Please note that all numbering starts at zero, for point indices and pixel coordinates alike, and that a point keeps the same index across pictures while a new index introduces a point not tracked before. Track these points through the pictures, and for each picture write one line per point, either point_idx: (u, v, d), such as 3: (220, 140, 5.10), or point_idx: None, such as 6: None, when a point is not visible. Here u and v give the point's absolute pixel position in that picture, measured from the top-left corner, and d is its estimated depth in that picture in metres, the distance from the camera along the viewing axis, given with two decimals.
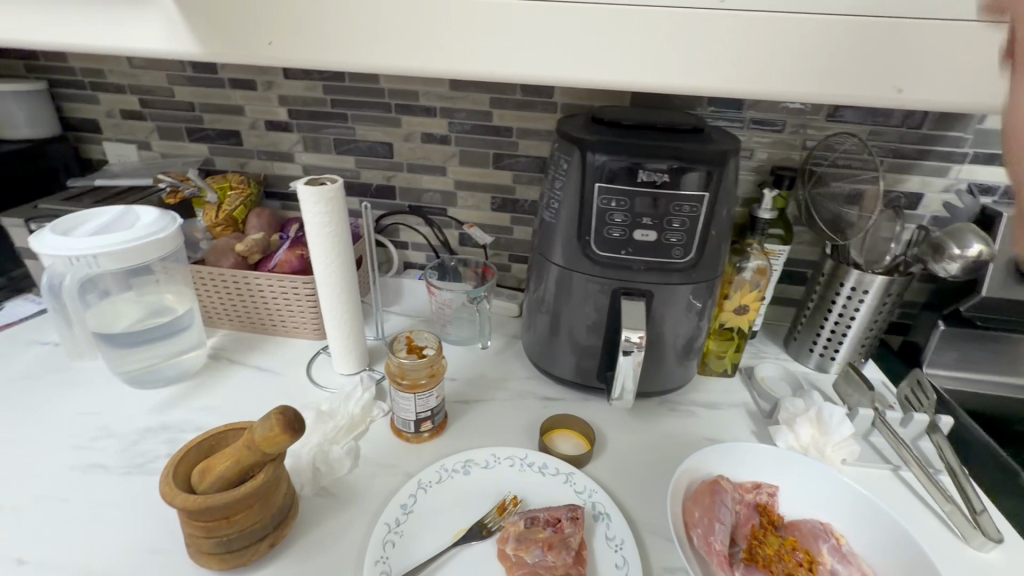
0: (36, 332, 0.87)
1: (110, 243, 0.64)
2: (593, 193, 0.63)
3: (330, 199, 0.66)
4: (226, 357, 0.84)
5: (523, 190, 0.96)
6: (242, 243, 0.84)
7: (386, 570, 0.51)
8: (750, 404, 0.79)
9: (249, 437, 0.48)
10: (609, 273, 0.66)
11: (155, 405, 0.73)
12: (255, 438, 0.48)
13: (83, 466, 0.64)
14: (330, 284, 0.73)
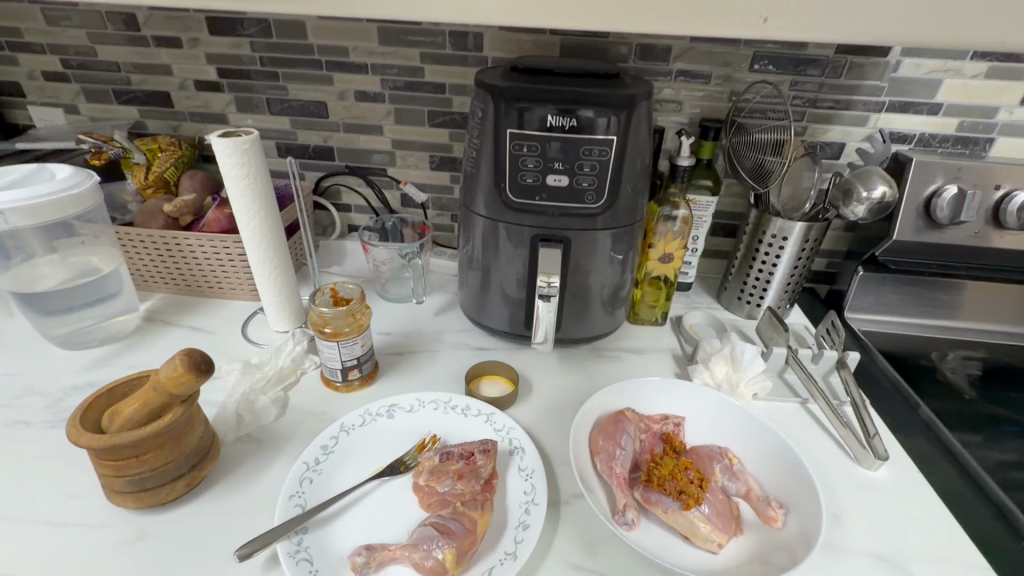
0: None
1: (18, 198, 0.63)
2: (506, 140, 0.64)
3: (245, 151, 0.66)
4: (160, 319, 0.84)
5: (460, 148, 0.96)
6: (171, 204, 0.83)
7: (301, 502, 0.53)
8: (676, 349, 0.83)
9: (155, 378, 0.49)
10: (527, 219, 0.67)
11: (83, 365, 0.73)
12: (162, 378, 0.48)
13: (5, 422, 0.64)
14: (256, 240, 0.73)
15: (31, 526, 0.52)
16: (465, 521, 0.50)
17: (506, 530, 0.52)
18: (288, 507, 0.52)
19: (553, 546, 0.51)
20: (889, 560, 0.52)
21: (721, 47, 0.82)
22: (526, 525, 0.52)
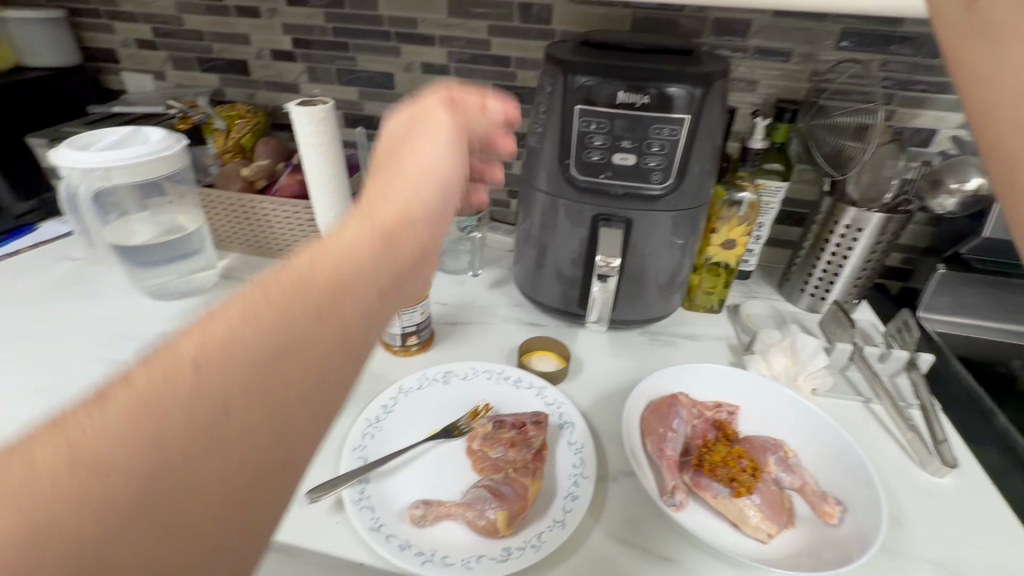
0: (67, 249, 0.94)
1: (116, 157, 0.68)
2: (573, 116, 0.63)
3: (321, 120, 0.69)
4: (236, 277, 0.90)
5: (522, 123, 0.96)
6: (249, 169, 0.89)
7: (362, 455, 0.57)
8: (731, 338, 0.81)
9: None
10: (590, 197, 0.67)
11: (170, 315, 0.80)
12: None
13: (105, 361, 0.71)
14: (326, 206, 0.76)
15: None
16: (516, 487, 0.52)
17: (555, 500, 0.53)
18: (351, 458, 0.56)
19: (599, 518, 0.53)
20: (947, 567, 0.51)
21: (804, 22, 0.77)
22: (575, 496, 0.53)
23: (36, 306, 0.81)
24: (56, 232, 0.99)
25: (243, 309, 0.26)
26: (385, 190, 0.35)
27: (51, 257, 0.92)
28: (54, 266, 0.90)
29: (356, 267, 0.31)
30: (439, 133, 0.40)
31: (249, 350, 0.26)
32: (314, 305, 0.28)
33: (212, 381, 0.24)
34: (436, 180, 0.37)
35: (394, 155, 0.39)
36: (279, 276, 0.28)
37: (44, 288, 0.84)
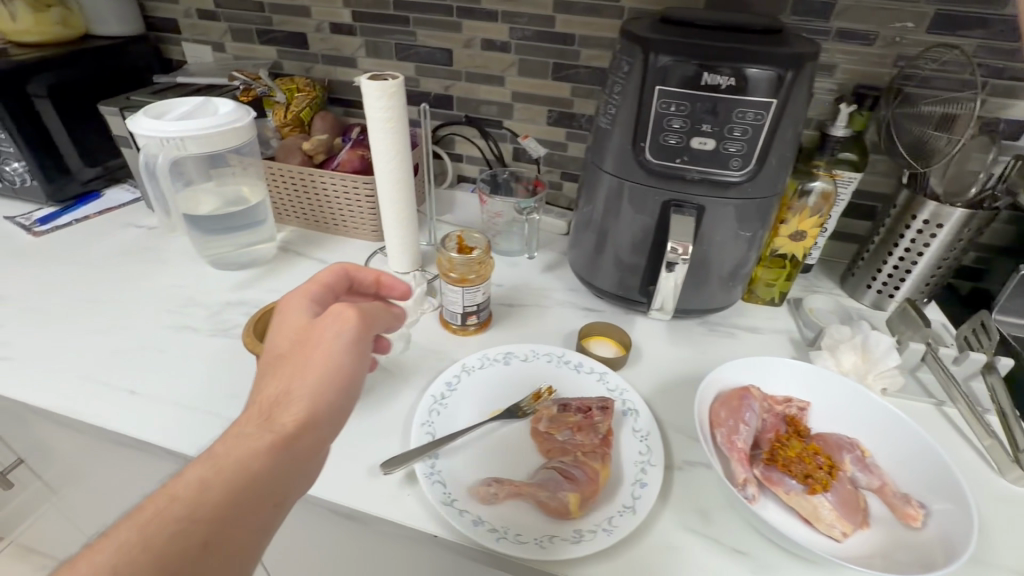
0: (132, 216, 0.97)
1: (189, 127, 0.69)
2: (652, 98, 0.61)
3: (391, 94, 0.69)
4: (294, 250, 0.91)
5: (581, 104, 0.94)
6: (309, 143, 0.89)
7: (430, 431, 0.58)
8: (793, 332, 0.79)
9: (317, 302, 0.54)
10: (662, 182, 0.65)
11: (234, 284, 0.81)
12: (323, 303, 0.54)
13: (177, 325, 0.72)
14: (391, 181, 0.76)
15: (209, 419, 0.60)
16: (587, 470, 0.52)
17: (623, 485, 0.53)
18: (421, 434, 0.57)
19: (668, 505, 0.53)
20: None
21: (894, 3, 0.73)
22: (644, 483, 0.53)
23: (107, 270, 0.83)
24: (121, 200, 1.02)
25: (164, 503, 0.39)
26: (271, 391, 0.46)
27: (117, 223, 0.94)
28: (121, 233, 0.92)
29: (250, 448, 0.42)
30: (323, 321, 0.48)
31: (154, 529, 0.38)
32: (209, 493, 0.40)
33: (142, 552, 0.37)
34: (309, 363, 0.46)
35: (283, 348, 0.49)
36: (178, 494, 0.40)
37: (113, 253, 0.87)
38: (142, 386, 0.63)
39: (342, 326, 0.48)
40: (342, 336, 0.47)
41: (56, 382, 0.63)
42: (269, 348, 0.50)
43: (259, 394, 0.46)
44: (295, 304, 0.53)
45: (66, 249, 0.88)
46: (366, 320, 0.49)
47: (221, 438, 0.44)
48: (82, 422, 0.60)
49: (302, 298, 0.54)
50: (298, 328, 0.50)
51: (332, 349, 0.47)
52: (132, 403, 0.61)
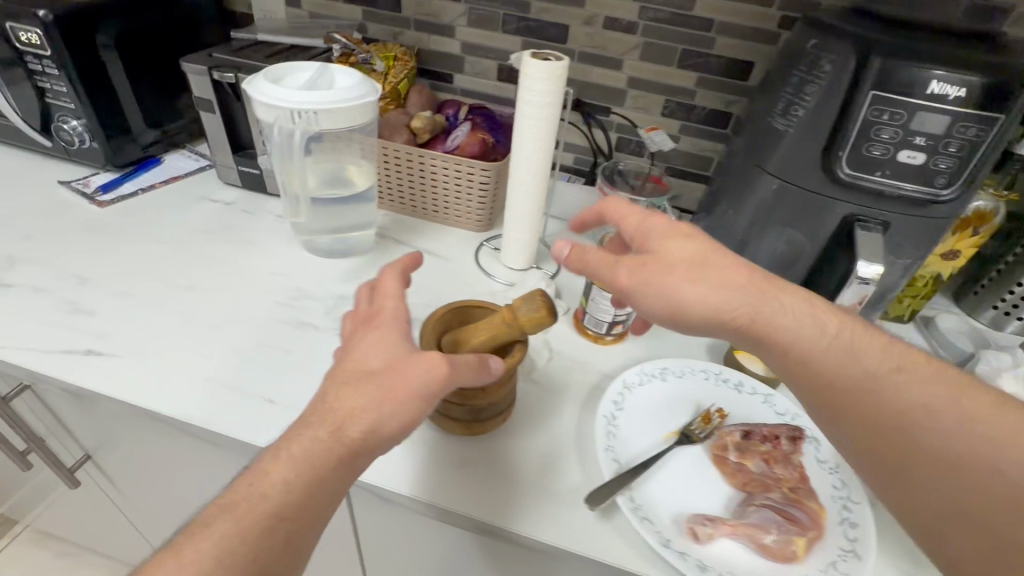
0: (204, 189, 0.87)
1: (320, 100, 0.60)
2: (862, 103, 0.56)
3: (556, 77, 0.61)
4: (393, 238, 0.83)
5: (705, 96, 0.87)
6: (416, 120, 0.80)
7: (615, 457, 0.53)
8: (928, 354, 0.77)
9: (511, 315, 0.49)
10: (851, 194, 0.61)
11: (342, 275, 0.74)
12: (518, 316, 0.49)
13: (294, 321, 0.65)
14: (532, 173, 0.69)
15: None
16: (807, 511, 0.49)
17: (829, 524, 0.49)
18: (608, 461, 0.52)
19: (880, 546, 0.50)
20: None
21: None
22: (853, 523, 0.49)
23: (194, 251, 0.74)
24: (186, 168, 0.91)
25: (245, 504, 0.39)
26: (339, 410, 0.41)
27: (189, 196, 0.84)
28: (197, 207, 0.82)
29: (323, 463, 0.40)
30: (414, 359, 0.43)
31: (240, 526, 0.38)
32: (291, 496, 0.39)
33: (221, 551, 0.37)
34: (388, 395, 0.41)
35: (362, 367, 0.43)
36: (262, 490, 0.39)
37: (195, 232, 0.77)
38: (276, 393, 0.56)
39: (426, 368, 0.42)
40: (431, 379, 0.42)
41: (178, 386, 0.55)
42: (344, 355, 0.45)
43: (335, 401, 0.42)
44: (381, 315, 0.46)
45: (139, 224, 0.77)
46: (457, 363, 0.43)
47: (288, 441, 0.41)
48: (215, 435, 0.53)
49: (389, 304, 0.47)
50: (381, 347, 0.44)
51: (415, 389, 0.42)
52: (271, 414, 0.54)
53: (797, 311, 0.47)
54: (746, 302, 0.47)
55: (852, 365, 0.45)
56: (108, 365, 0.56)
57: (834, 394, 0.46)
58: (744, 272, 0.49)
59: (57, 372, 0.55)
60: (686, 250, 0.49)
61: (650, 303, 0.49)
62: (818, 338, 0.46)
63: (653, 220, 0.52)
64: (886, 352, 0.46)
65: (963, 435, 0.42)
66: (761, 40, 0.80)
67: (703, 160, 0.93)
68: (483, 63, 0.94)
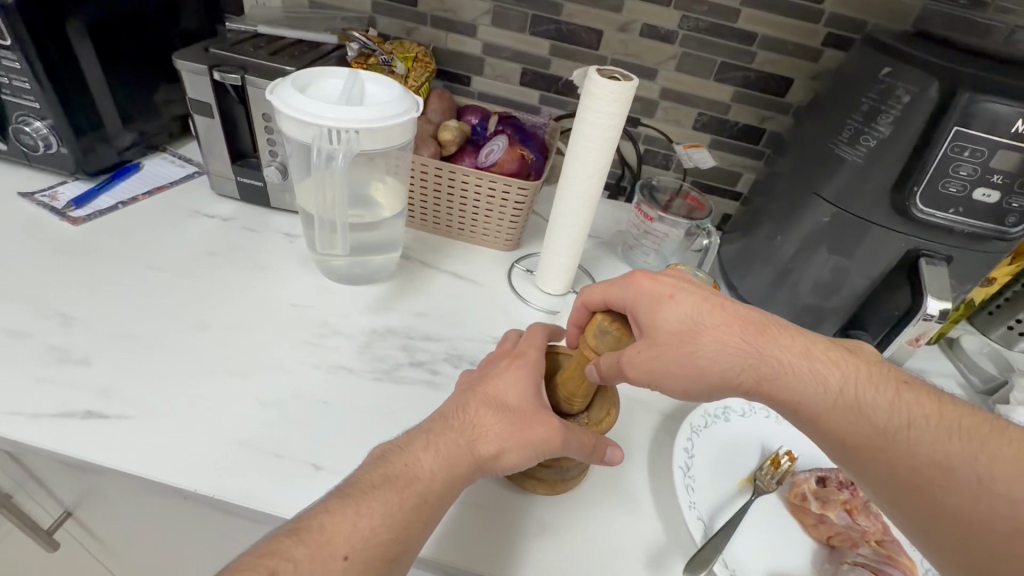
0: (195, 202, 0.76)
1: (356, 119, 0.52)
2: (943, 139, 0.54)
3: (624, 97, 0.56)
4: (417, 259, 0.76)
5: (739, 111, 0.84)
6: (444, 131, 0.73)
7: (699, 515, 0.49)
8: (957, 376, 0.78)
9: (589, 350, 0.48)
10: (919, 229, 0.60)
11: (370, 305, 0.66)
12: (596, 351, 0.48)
13: (327, 365, 0.58)
14: (584, 197, 0.64)
15: None
16: (903, 569, 0.48)
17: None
18: (696, 521, 0.48)
19: None
20: None
21: None
22: None
23: (195, 279, 0.65)
24: (171, 177, 0.80)
25: (408, 475, 0.41)
26: (479, 429, 0.44)
27: (179, 212, 0.74)
28: (191, 225, 0.72)
29: (463, 467, 0.42)
30: (547, 410, 0.45)
31: (398, 499, 0.39)
32: (438, 481, 0.41)
33: (389, 510, 0.39)
34: (523, 433, 0.44)
35: (503, 398, 0.46)
36: (420, 466, 0.41)
37: (193, 255, 0.68)
38: (322, 456, 0.49)
39: (554, 421, 0.45)
40: (554, 437, 0.44)
41: (207, 453, 0.48)
42: (486, 378, 0.48)
43: (474, 414, 0.45)
44: (523, 354, 0.50)
45: (127, 247, 0.67)
46: (574, 431, 0.45)
47: (435, 435, 0.44)
48: (254, 511, 0.46)
49: (530, 344, 0.51)
50: (521, 385, 0.47)
51: (543, 437, 0.44)
52: (320, 483, 0.47)
53: (815, 363, 0.44)
54: (749, 360, 0.44)
55: (861, 418, 0.41)
56: (118, 430, 0.48)
57: (860, 447, 0.41)
58: (742, 328, 0.45)
59: (56, 442, 0.46)
60: (683, 313, 0.45)
61: (670, 370, 0.44)
62: (838, 393, 0.42)
63: (644, 284, 0.47)
64: (918, 402, 0.41)
65: (985, 494, 0.37)
66: (802, 56, 0.78)
67: (729, 175, 0.91)
68: (504, 66, 0.87)
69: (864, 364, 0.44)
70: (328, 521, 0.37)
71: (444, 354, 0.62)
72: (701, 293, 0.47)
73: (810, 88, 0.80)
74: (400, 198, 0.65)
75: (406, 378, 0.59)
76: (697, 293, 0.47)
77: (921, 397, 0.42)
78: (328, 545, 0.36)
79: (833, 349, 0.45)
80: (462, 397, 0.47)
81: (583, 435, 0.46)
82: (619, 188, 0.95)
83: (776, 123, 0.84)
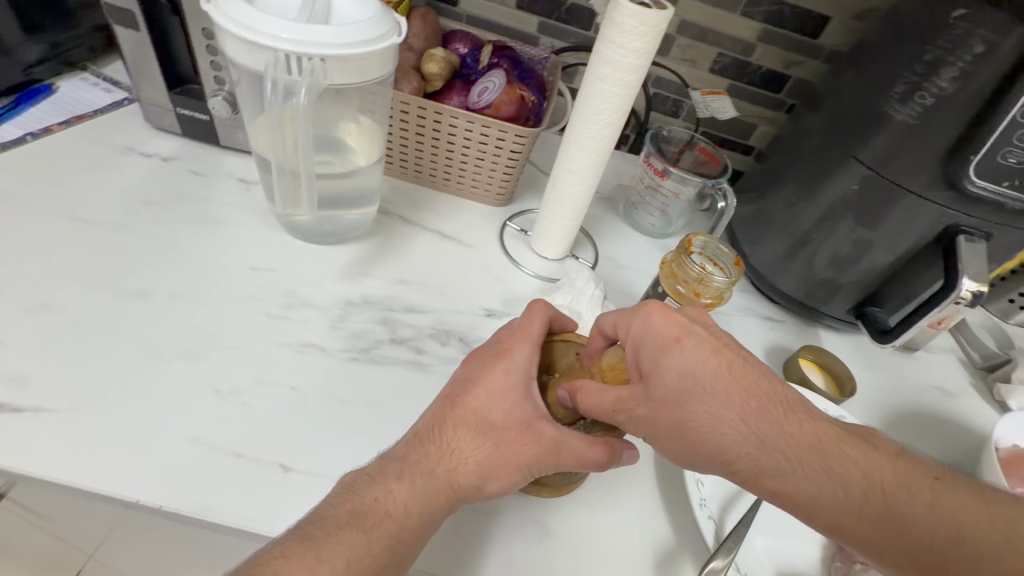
0: (127, 137, 0.64)
1: (322, 45, 0.41)
2: (1015, 101, 0.47)
3: (654, 29, 0.46)
4: (396, 214, 0.66)
5: (764, 53, 0.74)
6: (429, 62, 0.61)
7: (710, 514, 0.45)
8: (957, 351, 0.76)
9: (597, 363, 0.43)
10: (964, 203, 0.54)
11: (342, 270, 0.57)
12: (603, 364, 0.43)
13: (295, 343, 0.50)
14: (594, 151, 0.55)
15: None
16: None
17: None
18: (707, 520, 0.44)
19: None
20: None
21: None
22: None
23: (131, 235, 0.54)
24: (93, 104, 0.66)
25: (371, 525, 0.35)
26: (458, 456, 0.39)
27: (107, 148, 0.62)
28: (122, 166, 0.60)
29: (439, 499, 0.38)
30: (538, 424, 0.39)
31: (367, 542, 0.35)
32: (412, 518, 0.36)
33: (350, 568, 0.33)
34: (507, 458, 0.38)
35: (484, 414, 0.40)
36: (389, 509, 0.36)
37: (125, 205, 0.57)
38: (293, 456, 0.43)
39: (545, 438, 0.38)
40: (544, 458, 0.38)
41: (149, 454, 0.40)
42: (467, 388, 0.41)
43: (452, 438, 0.39)
44: (511, 355, 0.42)
45: (40, 192, 0.55)
46: (570, 447, 0.38)
47: (411, 461, 0.38)
48: (210, 523, 0.39)
49: (519, 339, 0.43)
50: (505, 395, 0.40)
51: (531, 460, 0.38)
52: (286, 488, 0.41)
53: (834, 459, 0.36)
54: (761, 446, 0.37)
55: (894, 526, 0.35)
56: (37, 428, 0.40)
57: (891, 551, 0.35)
58: (753, 404, 0.38)
59: None
60: (687, 364, 0.38)
61: (662, 432, 0.38)
62: (864, 492, 0.35)
63: (655, 322, 0.40)
64: (956, 505, 0.35)
65: None
66: None
67: (744, 128, 0.82)
68: None
69: (890, 456, 0.37)
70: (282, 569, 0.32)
71: (429, 329, 0.55)
72: (714, 344, 0.39)
73: (848, 30, 0.71)
74: (377, 141, 0.55)
75: (387, 358, 0.51)
76: (710, 343, 0.39)
77: (957, 497, 0.36)
78: None
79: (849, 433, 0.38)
80: (438, 412, 0.40)
81: (585, 448, 0.39)
82: (622, 137, 0.85)
83: (804, 69, 0.75)
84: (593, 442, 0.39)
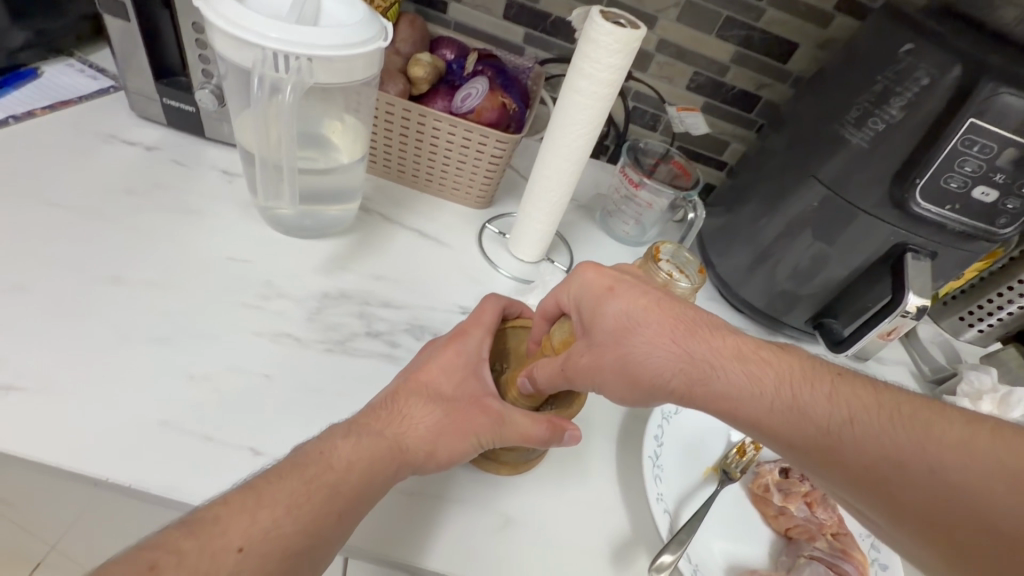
0: (112, 124, 0.64)
1: (309, 45, 0.43)
2: (955, 130, 0.51)
3: (625, 46, 0.48)
4: (377, 213, 0.67)
5: (737, 74, 0.78)
6: (415, 66, 0.63)
7: (666, 508, 0.47)
8: (909, 364, 0.80)
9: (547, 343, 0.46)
10: (910, 223, 0.57)
11: (322, 264, 0.59)
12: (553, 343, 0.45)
13: (270, 333, 0.51)
14: (570, 160, 0.58)
15: None
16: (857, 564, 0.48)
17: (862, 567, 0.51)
18: (662, 514, 0.46)
19: None
20: None
21: None
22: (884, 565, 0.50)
23: (111, 220, 0.55)
24: (78, 90, 0.66)
25: (311, 470, 0.36)
26: (408, 421, 0.40)
27: (90, 135, 0.62)
28: (104, 153, 0.61)
29: (382, 461, 0.38)
30: (485, 398, 0.42)
31: (307, 489, 0.35)
32: (354, 475, 0.37)
33: (283, 494, 0.34)
34: (455, 425, 0.41)
35: (436, 386, 0.43)
36: (330, 467, 0.36)
37: (106, 191, 0.57)
38: (265, 441, 0.44)
39: (491, 411, 0.41)
40: (489, 427, 0.41)
41: (119, 435, 0.41)
42: (421, 365, 0.44)
43: (401, 405, 0.41)
44: (465, 337, 0.45)
45: (20, 174, 0.56)
46: (515, 423, 0.41)
47: (360, 426, 0.40)
48: (178, 503, 0.40)
49: (473, 325, 0.47)
50: (457, 372, 0.43)
51: (476, 428, 0.41)
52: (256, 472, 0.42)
53: (749, 363, 0.39)
54: (677, 364, 0.40)
55: (801, 418, 0.37)
56: (5, 406, 0.40)
57: (810, 449, 0.37)
58: (669, 326, 0.41)
59: None
60: (621, 308, 0.42)
61: (605, 373, 0.41)
62: (772, 394, 0.38)
63: (591, 275, 0.44)
64: (850, 394, 0.38)
65: (938, 478, 0.34)
66: (812, 21, 0.72)
67: (718, 143, 0.86)
68: None
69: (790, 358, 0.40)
70: (223, 512, 0.32)
71: (403, 324, 0.56)
72: (645, 288, 0.43)
73: (814, 57, 0.75)
74: (361, 141, 0.56)
75: (362, 351, 0.53)
76: (641, 288, 0.43)
77: (851, 385, 0.38)
78: (222, 537, 0.31)
79: (791, 358, 0.40)
80: (394, 386, 0.43)
81: (530, 426, 0.41)
82: (602, 148, 0.88)
83: (774, 91, 0.79)
84: (537, 420, 0.42)
